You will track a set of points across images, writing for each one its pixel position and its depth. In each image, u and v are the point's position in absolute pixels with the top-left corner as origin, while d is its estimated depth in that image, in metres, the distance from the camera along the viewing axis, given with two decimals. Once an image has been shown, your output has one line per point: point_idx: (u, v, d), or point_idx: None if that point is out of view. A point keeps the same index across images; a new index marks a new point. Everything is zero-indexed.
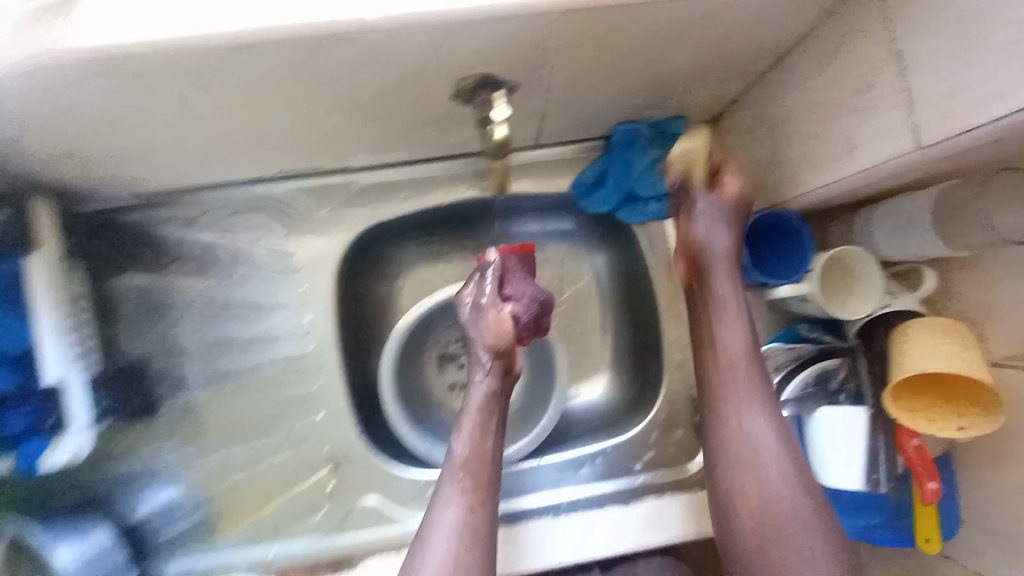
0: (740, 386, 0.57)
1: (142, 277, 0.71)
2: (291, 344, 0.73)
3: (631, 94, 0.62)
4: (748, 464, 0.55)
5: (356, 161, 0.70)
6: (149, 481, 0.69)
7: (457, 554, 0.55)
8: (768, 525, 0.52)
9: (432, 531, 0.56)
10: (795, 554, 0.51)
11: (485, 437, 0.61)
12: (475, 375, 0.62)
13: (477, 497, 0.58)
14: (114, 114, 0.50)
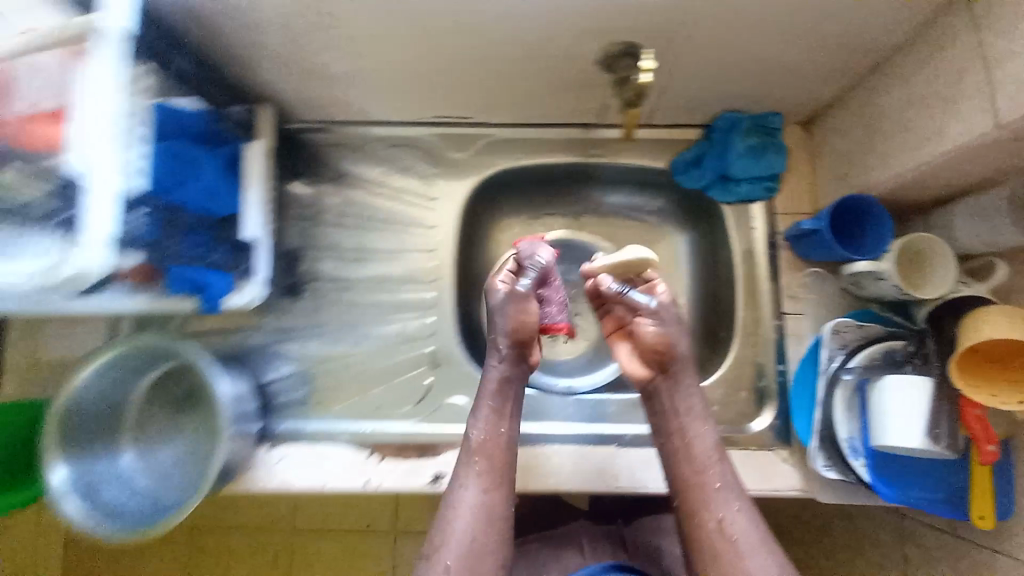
0: (689, 390, 0.69)
1: (311, 185, 0.88)
2: (419, 255, 0.88)
3: (741, 81, 0.74)
4: (698, 447, 0.67)
5: (496, 117, 0.85)
6: (282, 351, 0.84)
7: (474, 529, 0.63)
8: (721, 497, 0.64)
9: (453, 516, 0.64)
10: (741, 521, 0.63)
11: (498, 424, 0.68)
12: (491, 361, 0.71)
13: (491, 477, 0.66)
14: (349, 38, 0.67)
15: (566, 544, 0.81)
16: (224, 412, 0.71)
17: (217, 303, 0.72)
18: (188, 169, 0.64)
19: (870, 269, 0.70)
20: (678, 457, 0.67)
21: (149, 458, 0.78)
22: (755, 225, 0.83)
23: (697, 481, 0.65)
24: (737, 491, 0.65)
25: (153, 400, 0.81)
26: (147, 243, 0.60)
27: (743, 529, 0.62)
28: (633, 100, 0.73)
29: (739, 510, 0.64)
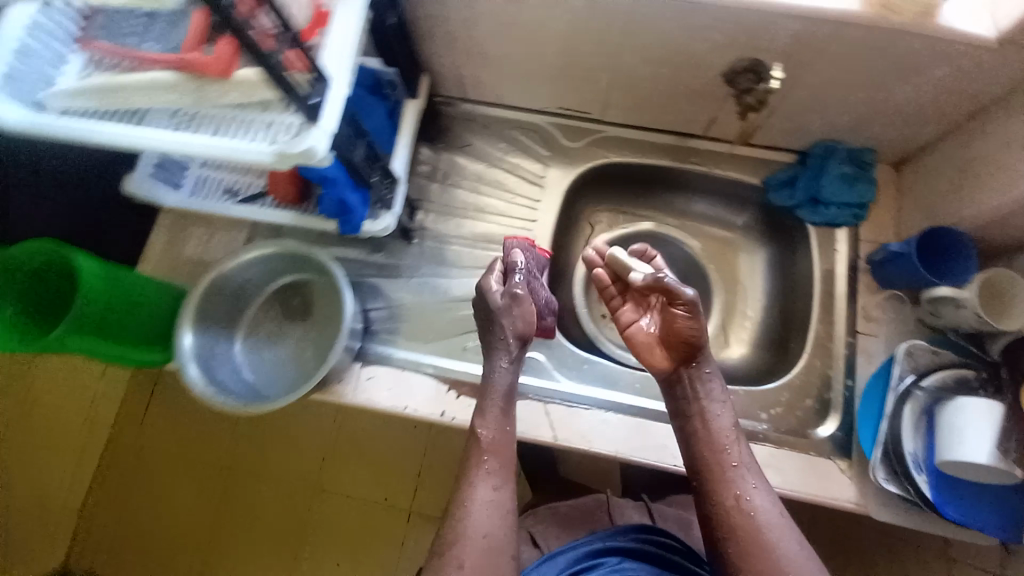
0: (713, 379, 0.71)
1: (439, 149, 0.99)
2: (520, 224, 0.97)
3: (847, 111, 0.83)
4: (720, 431, 0.69)
5: (613, 116, 0.95)
6: (386, 286, 0.94)
7: (491, 523, 0.68)
8: (743, 481, 0.66)
9: (467, 509, 0.68)
10: (764, 502, 0.64)
11: (502, 422, 0.74)
12: (500, 361, 0.75)
13: (501, 469, 0.72)
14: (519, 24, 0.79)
15: (593, 512, 0.81)
16: (347, 322, 0.80)
17: (358, 226, 0.81)
18: (366, 109, 0.80)
19: (951, 295, 0.75)
20: (696, 439, 0.69)
21: (255, 354, 0.88)
22: (838, 248, 0.89)
23: (718, 463, 0.67)
24: (761, 479, 0.66)
25: (270, 304, 0.90)
26: (342, 143, 0.67)
27: (763, 508, 0.64)
28: (756, 105, 0.82)
29: (764, 493, 0.65)
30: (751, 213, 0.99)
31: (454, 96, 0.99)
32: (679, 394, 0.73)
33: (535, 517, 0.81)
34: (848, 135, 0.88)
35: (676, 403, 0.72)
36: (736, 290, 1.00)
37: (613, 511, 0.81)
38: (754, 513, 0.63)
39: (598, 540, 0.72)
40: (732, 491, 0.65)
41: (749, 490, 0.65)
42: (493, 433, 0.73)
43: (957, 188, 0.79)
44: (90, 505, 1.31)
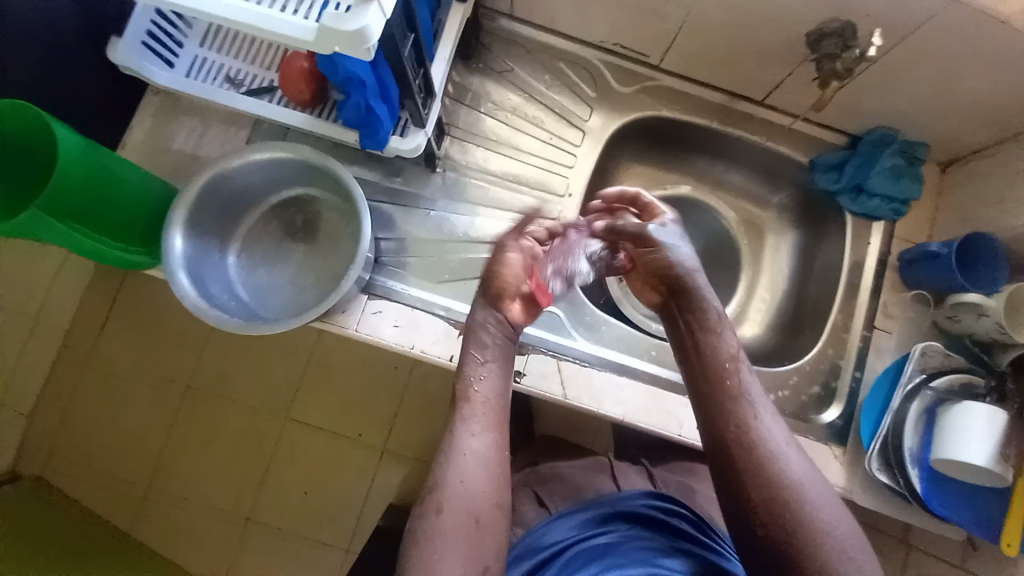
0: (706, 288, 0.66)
1: (475, 70, 0.89)
2: (554, 169, 0.89)
3: (915, 101, 0.79)
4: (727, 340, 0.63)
5: (670, 64, 0.88)
6: (404, 214, 0.85)
7: (475, 472, 0.63)
8: (761, 400, 0.60)
9: (450, 461, 0.63)
10: (777, 430, 0.58)
11: (486, 369, 0.69)
12: (489, 318, 0.71)
13: (489, 420, 0.67)
14: None
15: (596, 471, 0.83)
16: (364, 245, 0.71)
17: (383, 142, 0.72)
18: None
19: (978, 301, 0.76)
20: (705, 357, 0.62)
21: (249, 271, 0.79)
22: (871, 241, 0.87)
23: (715, 359, 0.62)
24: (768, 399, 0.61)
25: (270, 218, 0.81)
26: (391, 51, 0.58)
27: (776, 433, 0.58)
28: (841, 75, 0.75)
29: (778, 420, 0.59)
30: (787, 194, 0.95)
31: (498, 10, 0.88)
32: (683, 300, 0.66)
33: (540, 475, 0.84)
34: (908, 125, 0.84)
35: (682, 313, 0.65)
36: (757, 271, 0.98)
37: (616, 474, 0.83)
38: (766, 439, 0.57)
39: (607, 502, 0.75)
40: (744, 417, 0.58)
41: (746, 388, 0.61)
42: (486, 387, 0.68)
43: (1004, 198, 0.78)
44: (44, 405, 1.22)
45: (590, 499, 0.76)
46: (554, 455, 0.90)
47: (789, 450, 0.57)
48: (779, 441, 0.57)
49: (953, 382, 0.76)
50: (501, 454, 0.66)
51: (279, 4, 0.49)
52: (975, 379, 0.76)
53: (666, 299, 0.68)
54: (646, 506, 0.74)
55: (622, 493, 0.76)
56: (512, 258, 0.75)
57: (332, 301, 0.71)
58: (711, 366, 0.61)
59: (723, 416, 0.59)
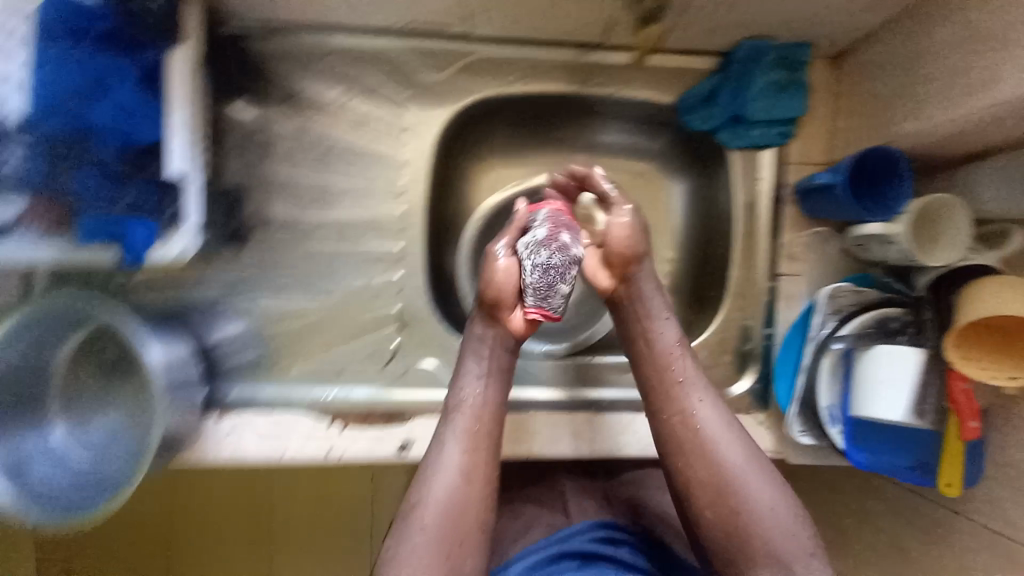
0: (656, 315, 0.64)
1: (247, 104, 0.71)
2: (383, 202, 0.74)
3: (774, 4, 0.62)
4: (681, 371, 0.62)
5: (481, 29, 0.70)
6: (225, 307, 0.72)
7: (454, 492, 0.58)
8: (723, 429, 0.59)
9: (432, 474, 0.59)
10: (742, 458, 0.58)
11: (480, 385, 0.63)
12: (476, 328, 0.66)
13: (477, 428, 0.61)
14: None
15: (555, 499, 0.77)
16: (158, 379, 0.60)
17: (139, 258, 0.58)
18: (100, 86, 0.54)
19: (879, 232, 0.65)
20: (664, 397, 0.61)
21: (83, 429, 0.69)
22: (763, 177, 0.75)
23: (673, 397, 0.61)
24: (734, 424, 0.60)
25: (80, 362, 0.70)
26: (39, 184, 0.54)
27: (739, 459, 0.58)
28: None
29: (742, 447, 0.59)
30: (665, 138, 0.82)
31: (250, 20, 0.68)
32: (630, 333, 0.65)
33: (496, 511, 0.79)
34: (779, 28, 0.68)
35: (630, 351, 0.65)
36: (658, 230, 0.86)
37: (570, 497, 0.77)
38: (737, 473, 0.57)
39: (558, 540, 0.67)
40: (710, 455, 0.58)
41: (709, 433, 0.59)
42: (476, 395, 0.63)
43: (901, 99, 0.64)
44: None
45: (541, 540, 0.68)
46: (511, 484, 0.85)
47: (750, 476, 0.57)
48: (743, 471, 0.57)
49: (864, 322, 0.69)
50: (489, 464, 0.61)
51: None
52: (890, 313, 0.69)
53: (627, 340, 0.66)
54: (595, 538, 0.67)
55: (572, 527, 0.69)
56: (502, 259, 0.62)
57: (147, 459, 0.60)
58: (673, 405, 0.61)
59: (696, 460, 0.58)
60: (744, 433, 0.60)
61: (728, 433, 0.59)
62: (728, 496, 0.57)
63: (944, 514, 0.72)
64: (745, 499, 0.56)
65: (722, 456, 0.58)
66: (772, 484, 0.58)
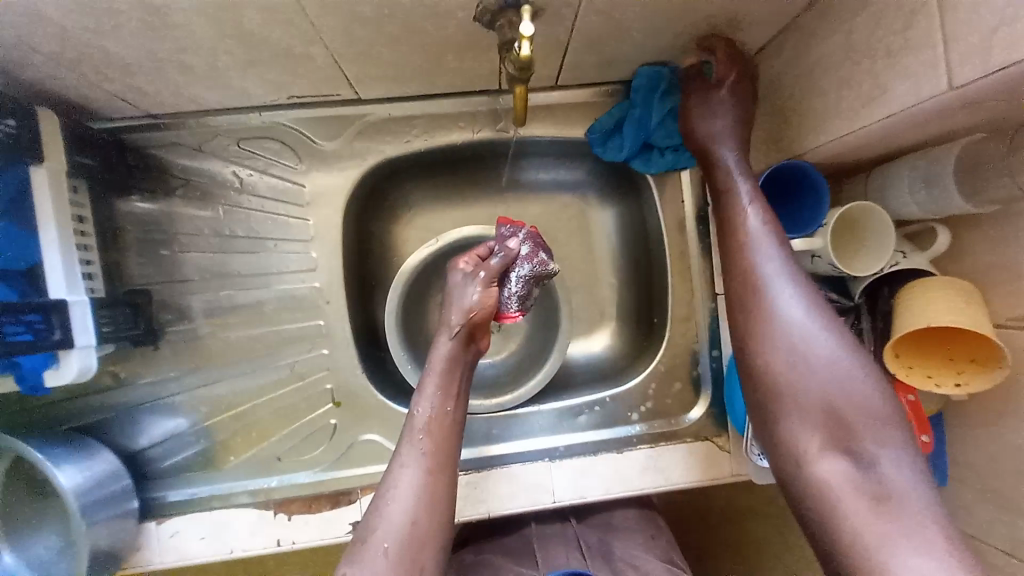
0: (768, 259, 0.56)
1: (142, 201, 0.69)
2: (299, 278, 0.72)
3: (657, 35, 0.60)
4: (783, 298, 0.53)
5: (368, 93, 0.67)
6: (151, 409, 0.70)
7: (416, 516, 0.53)
8: (828, 397, 0.49)
9: (390, 497, 0.54)
10: (838, 466, 0.48)
11: (447, 400, 0.60)
12: (440, 341, 0.63)
13: (434, 449, 0.56)
14: (135, 21, 0.47)
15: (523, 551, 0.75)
16: (72, 509, 0.59)
17: (39, 385, 0.58)
18: None
19: (804, 248, 0.62)
20: (767, 340, 0.53)
21: (26, 550, 0.68)
22: (684, 199, 0.73)
23: (769, 335, 0.53)
24: (857, 392, 0.49)
25: (14, 479, 0.69)
26: None
27: (847, 428, 0.48)
28: (515, 81, 0.52)
29: (840, 452, 0.48)
30: (584, 169, 0.80)
31: (131, 118, 0.66)
32: (739, 279, 0.57)
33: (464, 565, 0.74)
34: (671, 53, 0.66)
35: (731, 267, 0.58)
36: (595, 260, 0.84)
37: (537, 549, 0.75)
38: (828, 427, 0.49)
39: None
40: (795, 375, 0.51)
41: (820, 429, 0.49)
42: (437, 411, 0.59)
43: (799, 114, 0.61)
44: None
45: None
46: (476, 533, 0.82)
47: (869, 461, 0.47)
48: (837, 415, 0.49)
49: None
50: (448, 489, 0.55)
51: None
52: (833, 321, 0.66)
53: (732, 266, 0.58)
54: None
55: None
56: (474, 293, 0.64)
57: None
58: (774, 327, 0.53)
59: (779, 407, 0.52)
60: (910, 438, 0.48)
61: (846, 407, 0.49)
62: (852, 437, 0.48)
63: None
64: (868, 446, 0.47)
65: (819, 460, 0.49)
66: (877, 401, 0.49)
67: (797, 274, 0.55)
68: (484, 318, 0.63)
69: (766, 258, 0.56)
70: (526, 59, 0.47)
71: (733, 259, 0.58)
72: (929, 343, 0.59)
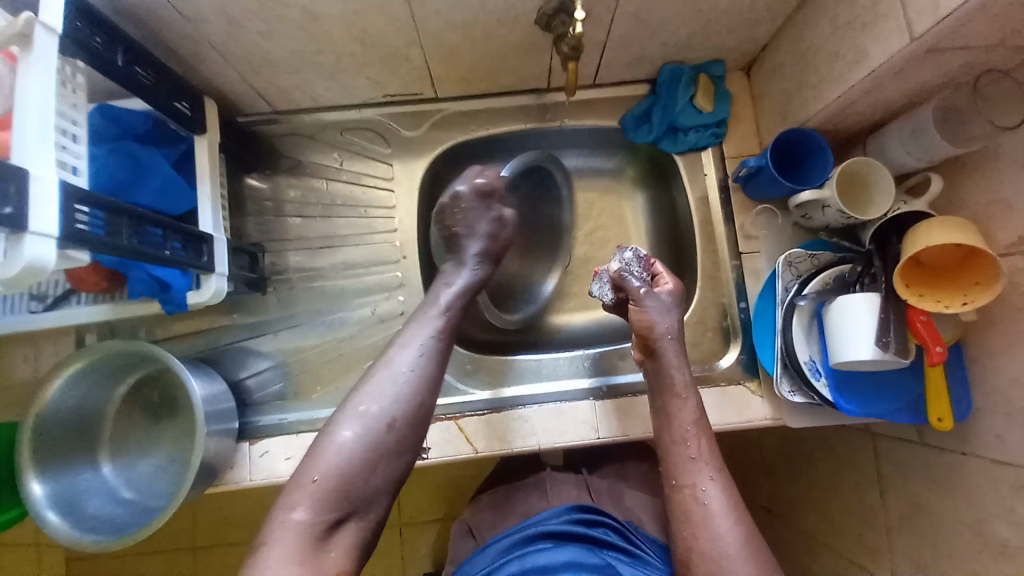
0: (682, 392, 0.68)
1: (261, 177, 0.87)
2: (383, 239, 0.87)
3: (677, 33, 0.75)
4: (692, 439, 0.65)
5: (445, 92, 0.85)
6: (251, 347, 0.83)
7: (407, 393, 0.57)
8: (721, 493, 0.62)
9: (386, 367, 0.59)
10: (732, 533, 0.59)
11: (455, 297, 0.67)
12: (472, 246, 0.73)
13: (429, 356, 0.60)
14: (295, 25, 0.66)
15: (534, 489, 0.80)
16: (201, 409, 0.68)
17: (183, 303, 0.72)
18: (141, 168, 0.67)
19: (815, 198, 0.73)
20: (673, 464, 0.65)
21: (130, 469, 0.75)
22: (707, 172, 0.86)
23: (680, 448, 0.65)
24: (695, 465, 0.64)
25: (127, 404, 0.78)
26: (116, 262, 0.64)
27: (726, 517, 0.60)
28: (571, 57, 0.68)
29: (731, 519, 0.60)
30: (618, 155, 0.94)
31: (264, 112, 0.86)
32: (660, 411, 0.69)
33: (496, 499, 0.81)
34: (690, 53, 0.81)
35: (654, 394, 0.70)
36: (628, 233, 0.96)
37: (548, 487, 0.80)
38: (719, 530, 0.59)
39: (534, 524, 0.70)
40: (698, 509, 0.61)
41: (713, 510, 0.61)
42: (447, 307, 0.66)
43: (801, 89, 0.74)
44: None
45: (516, 525, 0.72)
46: (496, 478, 0.88)
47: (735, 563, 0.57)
48: (730, 527, 0.59)
49: (827, 277, 0.74)
50: (429, 394, 0.59)
51: (23, 303, 0.72)
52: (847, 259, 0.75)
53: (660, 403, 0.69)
54: (568, 519, 0.70)
55: (546, 512, 0.72)
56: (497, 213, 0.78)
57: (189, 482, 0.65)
58: (672, 462, 0.65)
59: (683, 516, 0.62)
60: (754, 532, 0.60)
61: (710, 499, 0.61)
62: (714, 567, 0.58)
63: (954, 462, 0.72)
64: None
65: (716, 518, 0.60)
66: (750, 538, 0.59)
67: (679, 384, 0.68)
68: (496, 254, 0.75)
69: (695, 440, 0.65)
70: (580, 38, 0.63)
71: (654, 384, 0.70)
72: (935, 272, 0.66)
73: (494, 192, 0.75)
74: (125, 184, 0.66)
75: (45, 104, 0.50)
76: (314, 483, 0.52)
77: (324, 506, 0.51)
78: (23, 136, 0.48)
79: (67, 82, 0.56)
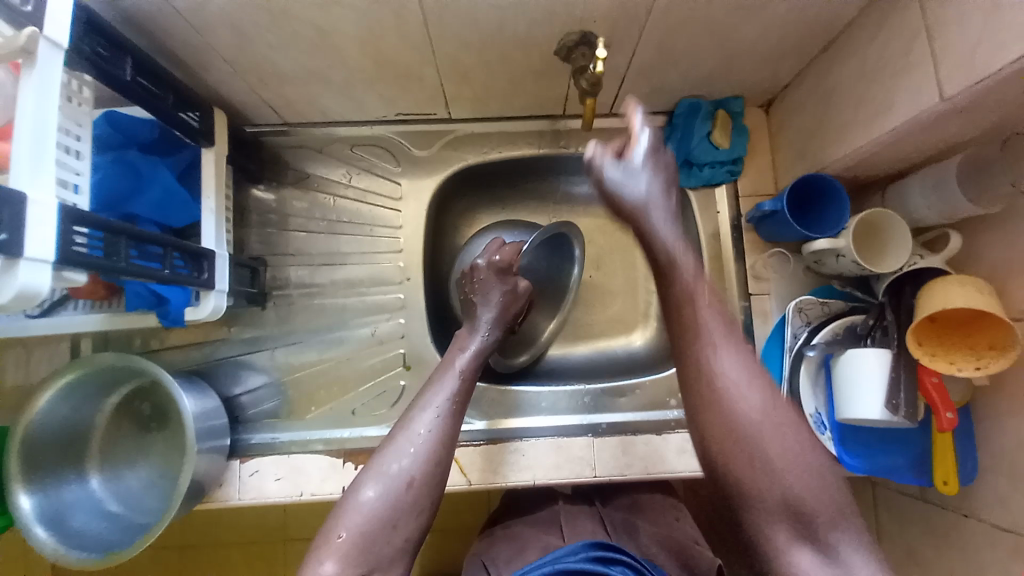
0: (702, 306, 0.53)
1: (265, 188, 0.85)
2: (387, 258, 0.85)
3: (699, 68, 0.74)
4: (723, 352, 0.52)
5: (458, 112, 0.83)
6: (246, 362, 0.82)
7: (430, 452, 0.57)
8: (765, 405, 0.50)
9: (406, 425, 0.59)
10: (786, 453, 0.48)
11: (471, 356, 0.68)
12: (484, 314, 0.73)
13: (448, 414, 0.60)
14: (307, 41, 0.64)
15: (550, 525, 0.76)
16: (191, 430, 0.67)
17: (180, 318, 0.71)
18: (141, 178, 0.66)
19: (828, 247, 0.72)
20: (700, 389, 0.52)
21: (118, 481, 0.75)
22: (720, 208, 0.84)
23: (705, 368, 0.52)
24: (728, 379, 0.51)
25: (120, 415, 0.77)
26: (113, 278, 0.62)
27: (775, 433, 0.49)
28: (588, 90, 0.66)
29: (781, 437, 0.49)
30: None
31: (273, 124, 0.84)
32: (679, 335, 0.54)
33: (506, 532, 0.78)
34: (710, 87, 0.80)
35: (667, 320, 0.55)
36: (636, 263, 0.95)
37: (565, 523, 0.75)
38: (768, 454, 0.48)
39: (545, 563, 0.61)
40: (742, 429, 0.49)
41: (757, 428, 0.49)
42: (465, 364, 0.67)
43: (822, 133, 0.73)
44: None
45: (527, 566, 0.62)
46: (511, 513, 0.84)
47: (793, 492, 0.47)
48: (781, 449, 0.48)
49: (840, 329, 0.73)
50: (449, 455, 0.58)
51: None
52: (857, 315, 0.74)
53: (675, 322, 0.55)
54: (586, 558, 0.59)
55: (563, 549, 0.62)
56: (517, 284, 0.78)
57: (176, 504, 0.64)
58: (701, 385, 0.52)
59: (721, 439, 0.50)
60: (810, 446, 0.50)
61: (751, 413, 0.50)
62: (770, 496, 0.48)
63: (955, 522, 0.70)
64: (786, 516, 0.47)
65: (766, 436, 0.49)
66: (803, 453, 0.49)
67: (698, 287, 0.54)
68: (505, 315, 0.74)
69: (724, 350, 0.52)
70: (599, 73, 0.62)
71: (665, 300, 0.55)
72: (948, 332, 0.65)
73: (511, 268, 0.76)
74: (122, 194, 0.64)
75: (44, 120, 0.48)
76: (339, 541, 0.51)
77: (347, 566, 0.50)
78: (16, 152, 0.47)
79: (72, 96, 0.55)
